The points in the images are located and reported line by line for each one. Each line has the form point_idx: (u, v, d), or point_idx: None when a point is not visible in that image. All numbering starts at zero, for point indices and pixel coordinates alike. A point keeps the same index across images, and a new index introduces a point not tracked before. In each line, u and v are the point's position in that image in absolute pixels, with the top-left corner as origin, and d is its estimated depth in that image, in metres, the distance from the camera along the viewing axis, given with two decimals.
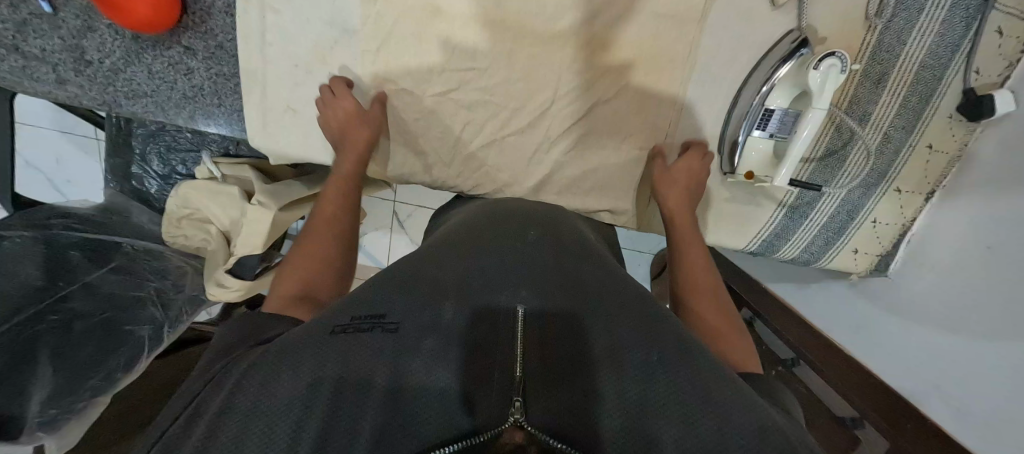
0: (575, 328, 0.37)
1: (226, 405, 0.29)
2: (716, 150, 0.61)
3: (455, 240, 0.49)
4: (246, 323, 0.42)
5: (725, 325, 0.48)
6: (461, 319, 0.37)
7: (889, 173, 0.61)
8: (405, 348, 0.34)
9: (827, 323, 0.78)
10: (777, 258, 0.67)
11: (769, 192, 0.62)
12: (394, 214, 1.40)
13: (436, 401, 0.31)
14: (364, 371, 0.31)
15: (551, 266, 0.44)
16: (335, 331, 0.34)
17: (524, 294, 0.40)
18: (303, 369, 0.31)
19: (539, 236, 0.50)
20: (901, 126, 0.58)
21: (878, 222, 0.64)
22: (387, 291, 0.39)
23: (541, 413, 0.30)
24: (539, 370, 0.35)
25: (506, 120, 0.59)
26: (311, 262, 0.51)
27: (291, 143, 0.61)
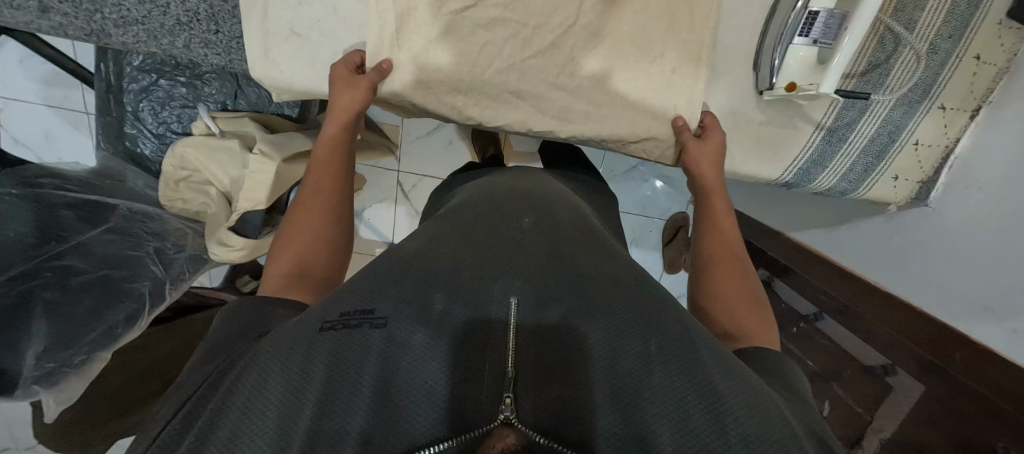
0: (578, 325, 0.33)
1: (221, 401, 0.26)
2: (751, 68, 0.57)
3: (450, 226, 0.46)
4: (229, 320, 0.36)
5: (738, 294, 0.45)
6: (453, 311, 0.33)
7: (935, 89, 0.57)
8: (393, 344, 0.30)
9: (865, 266, 0.75)
10: (812, 189, 0.64)
11: (806, 113, 0.59)
12: (398, 186, 1.34)
13: (422, 401, 0.27)
14: (348, 373, 0.28)
15: (553, 256, 0.41)
16: (322, 328, 0.30)
17: (520, 284, 0.36)
18: (291, 367, 0.28)
19: (535, 222, 0.46)
20: (949, 34, 0.54)
21: (920, 145, 0.60)
22: (376, 282, 0.35)
23: (536, 410, 0.27)
24: (535, 362, 0.31)
25: (526, 40, 0.55)
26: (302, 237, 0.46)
27: (295, 72, 0.57)
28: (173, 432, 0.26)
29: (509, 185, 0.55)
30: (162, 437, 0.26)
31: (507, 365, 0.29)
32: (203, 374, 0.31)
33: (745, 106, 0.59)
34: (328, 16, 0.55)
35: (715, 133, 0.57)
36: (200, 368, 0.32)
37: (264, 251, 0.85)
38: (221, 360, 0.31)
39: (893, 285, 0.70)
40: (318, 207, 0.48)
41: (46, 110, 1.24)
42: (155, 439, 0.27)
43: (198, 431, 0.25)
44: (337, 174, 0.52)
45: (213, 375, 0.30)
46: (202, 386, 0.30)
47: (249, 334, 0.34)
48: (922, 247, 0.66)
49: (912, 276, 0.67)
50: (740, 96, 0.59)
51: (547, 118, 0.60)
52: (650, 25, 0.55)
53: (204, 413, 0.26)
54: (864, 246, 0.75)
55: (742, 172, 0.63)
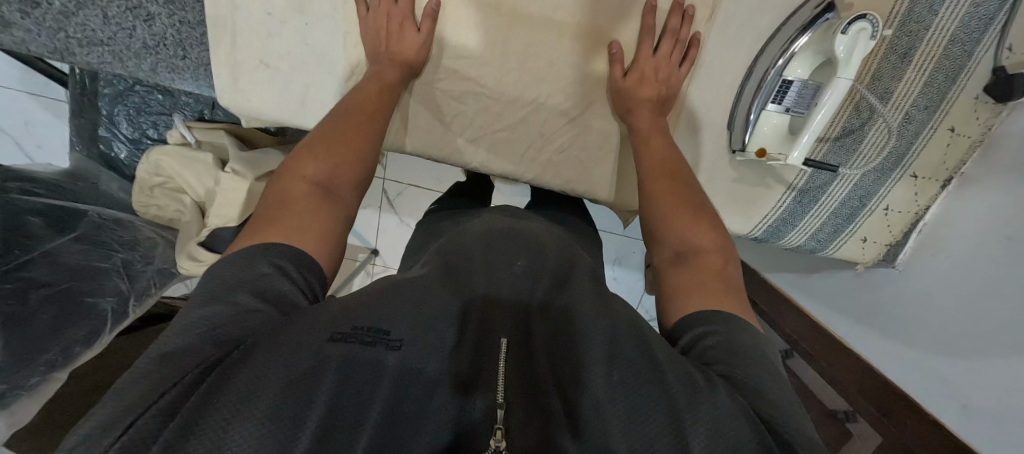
0: (602, 356, 0.30)
1: (212, 396, 0.24)
2: (726, 127, 0.57)
3: (443, 253, 0.44)
4: (254, 258, 0.34)
5: (686, 226, 0.42)
6: (453, 354, 0.31)
7: (907, 159, 0.57)
8: (407, 372, 0.29)
9: (841, 312, 0.74)
10: (782, 244, 0.64)
11: (779, 174, 0.58)
12: (383, 193, 1.34)
13: (429, 423, 0.27)
14: (359, 388, 0.27)
15: (530, 300, 0.37)
16: (333, 338, 0.28)
17: (506, 326, 0.33)
18: (296, 374, 0.26)
19: (525, 268, 0.41)
20: (924, 105, 0.54)
21: (889, 210, 0.60)
22: (384, 304, 0.33)
23: (525, 439, 0.26)
24: (528, 379, 0.30)
25: (501, 85, 0.55)
26: (327, 158, 0.42)
27: (265, 101, 0.56)
28: (156, 423, 0.24)
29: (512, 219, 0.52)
30: (144, 421, 0.24)
31: (497, 392, 0.28)
32: (186, 348, 0.28)
33: (718, 163, 0.59)
34: (299, 49, 0.54)
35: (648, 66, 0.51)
36: (177, 337, 0.29)
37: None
38: (225, 336, 0.28)
39: (874, 326, 0.68)
40: (350, 141, 0.44)
41: (28, 99, 1.22)
42: (127, 429, 0.24)
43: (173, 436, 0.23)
44: (378, 108, 0.48)
45: (217, 360, 0.27)
46: (191, 370, 0.26)
47: (260, 301, 0.31)
48: (889, 307, 0.66)
49: (880, 329, 0.67)
50: (715, 152, 0.58)
51: (521, 161, 0.59)
52: (649, 72, 0.51)
53: (190, 403, 0.24)
54: (837, 297, 0.75)
55: None
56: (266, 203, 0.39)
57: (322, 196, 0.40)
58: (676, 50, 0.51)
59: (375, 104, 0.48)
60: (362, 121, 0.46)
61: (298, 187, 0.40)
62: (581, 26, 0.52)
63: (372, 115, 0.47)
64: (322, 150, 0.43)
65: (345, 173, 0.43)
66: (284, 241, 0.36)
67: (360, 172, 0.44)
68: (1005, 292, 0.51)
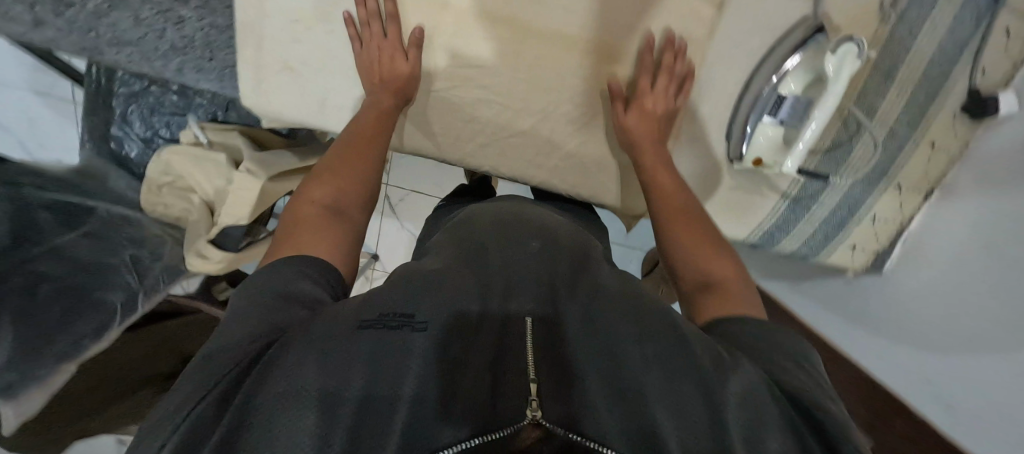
0: (608, 346, 0.33)
1: (262, 386, 0.27)
2: (722, 138, 0.60)
3: (457, 249, 0.46)
4: (278, 271, 0.37)
5: (709, 259, 0.43)
6: (482, 324, 0.34)
7: (893, 170, 0.60)
8: (437, 349, 0.31)
9: (851, 317, 0.75)
10: (777, 250, 0.67)
11: (773, 182, 0.62)
12: (386, 199, 1.37)
13: (462, 395, 0.28)
14: (391, 365, 0.29)
15: (540, 280, 0.40)
16: (361, 326, 0.31)
17: (532, 306, 0.36)
18: (336, 360, 0.28)
19: (540, 248, 0.45)
20: (906, 121, 0.58)
21: (876, 219, 0.64)
22: (408, 291, 0.36)
23: (560, 410, 0.27)
24: (553, 360, 0.32)
25: (513, 93, 0.58)
26: (335, 184, 0.46)
27: (286, 103, 0.58)
28: (209, 416, 0.26)
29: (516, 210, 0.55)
30: (199, 413, 0.26)
31: (529, 376, 0.29)
32: (225, 346, 0.30)
33: (716, 171, 0.62)
34: (321, 54, 0.56)
35: (647, 97, 0.54)
36: (216, 341, 0.31)
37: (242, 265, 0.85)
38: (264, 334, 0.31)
39: (868, 327, 0.73)
40: (355, 165, 0.49)
41: (33, 98, 1.23)
42: (183, 423, 0.26)
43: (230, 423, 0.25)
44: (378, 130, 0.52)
45: (257, 355, 0.29)
46: (233, 366, 0.28)
47: (284, 297, 0.34)
48: (884, 307, 0.69)
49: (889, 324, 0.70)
50: (713, 162, 0.61)
51: (531, 166, 0.62)
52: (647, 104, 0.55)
53: (239, 394, 0.27)
54: (831, 302, 0.78)
55: None
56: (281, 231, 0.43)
57: (333, 215, 0.44)
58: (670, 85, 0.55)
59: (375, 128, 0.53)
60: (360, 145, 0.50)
61: (310, 209, 0.43)
62: (590, 40, 0.55)
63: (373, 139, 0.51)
64: (327, 179, 0.47)
65: (352, 195, 0.47)
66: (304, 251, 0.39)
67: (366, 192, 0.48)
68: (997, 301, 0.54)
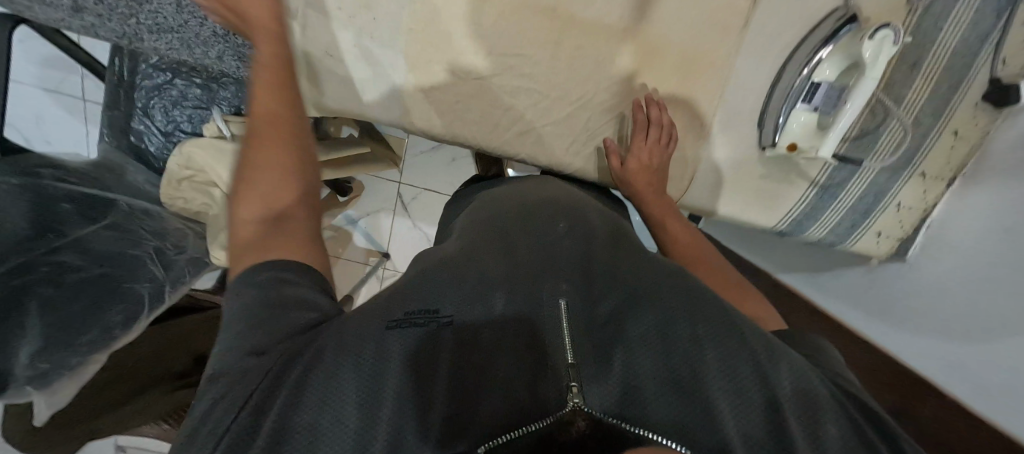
0: (634, 331, 0.34)
1: (300, 388, 0.29)
2: (754, 126, 0.61)
3: (490, 231, 0.46)
4: (243, 289, 0.36)
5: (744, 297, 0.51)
6: (511, 309, 0.35)
7: (918, 158, 0.62)
8: (461, 340, 0.33)
9: (863, 305, 0.80)
10: (804, 238, 0.68)
11: (803, 170, 0.64)
12: (398, 197, 1.38)
13: (495, 393, 0.30)
14: (423, 366, 0.31)
15: (575, 261, 0.41)
16: (390, 326, 0.33)
17: (566, 286, 0.37)
18: (371, 360, 0.31)
19: (568, 229, 0.46)
20: (931, 111, 0.60)
21: (901, 206, 0.65)
22: (439, 284, 0.37)
23: (602, 399, 0.29)
24: (590, 346, 0.33)
25: (551, 82, 0.59)
26: (257, 190, 0.42)
27: (325, 91, 0.58)
28: (248, 420, 0.28)
29: (540, 193, 0.56)
30: (242, 417, 0.28)
31: (566, 361, 0.31)
32: (250, 350, 0.32)
33: (748, 159, 0.63)
34: (361, 42, 0.56)
35: (640, 146, 0.58)
36: (235, 345, 0.33)
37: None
38: (281, 347, 0.32)
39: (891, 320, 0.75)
40: (269, 159, 0.43)
41: (42, 94, 1.21)
42: (233, 420, 0.28)
43: (273, 431, 0.27)
44: (286, 113, 0.46)
45: (283, 357, 0.31)
46: (266, 371, 0.30)
47: (283, 297, 0.35)
48: (904, 294, 0.71)
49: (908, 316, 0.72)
50: (745, 150, 0.63)
51: (566, 154, 0.63)
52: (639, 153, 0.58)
53: (276, 402, 0.28)
54: (850, 292, 0.81)
55: (740, 219, 0.66)
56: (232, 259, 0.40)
57: (273, 221, 0.41)
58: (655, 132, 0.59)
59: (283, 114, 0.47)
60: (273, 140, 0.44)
61: (248, 229, 0.40)
62: (628, 31, 0.57)
63: (280, 124, 0.45)
64: (246, 190, 0.42)
65: (280, 192, 0.42)
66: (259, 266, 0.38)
67: (298, 181, 0.44)
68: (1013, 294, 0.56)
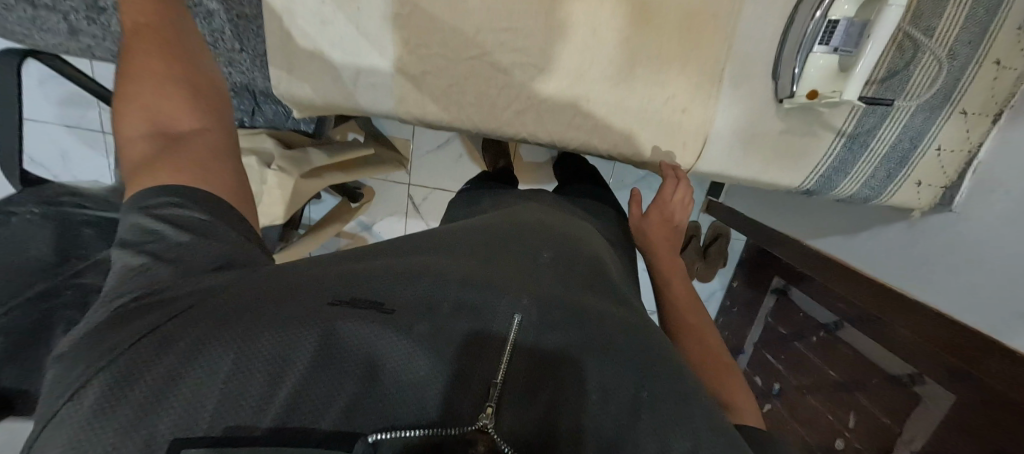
0: (576, 347, 0.33)
1: (192, 345, 0.26)
2: (768, 77, 0.57)
3: (489, 243, 0.47)
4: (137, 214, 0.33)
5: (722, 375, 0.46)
6: (456, 318, 0.33)
7: (956, 94, 0.57)
8: (394, 325, 0.30)
9: (881, 270, 0.74)
10: (835, 195, 0.64)
11: (826, 120, 0.59)
12: (409, 199, 1.38)
13: (411, 387, 0.29)
14: (345, 344, 0.29)
15: (556, 295, 0.38)
16: (332, 303, 0.31)
17: (527, 302, 0.35)
18: (285, 336, 0.28)
19: (551, 259, 0.46)
20: (967, 40, 0.54)
21: (941, 149, 0.60)
22: (399, 283, 0.35)
23: (516, 424, 0.29)
24: (529, 364, 0.32)
25: (547, 54, 0.56)
26: (142, 108, 0.38)
27: (319, 88, 0.58)
28: (145, 352, 0.25)
29: (513, 217, 0.57)
30: (122, 360, 0.25)
31: (495, 379, 0.30)
32: (145, 294, 0.29)
33: (767, 115, 0.58)
34: (350, 34, 0.55)
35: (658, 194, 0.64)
36: (127, 288, 0.29)
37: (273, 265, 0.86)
38: (178, 296, 0.29)
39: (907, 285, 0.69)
40: (145, 75, 0.39)
41: (64, 131, 1.26)
42: (109, 356, 0.25)
43: (151, 388, 0.25)
44: (168, 35, 0.42)
45: (184, 309, 0.28)
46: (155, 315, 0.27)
47: (197, 236, 0.32)
48: (949, 252, 0.64)
49: (919, 280, 0.67)
50: (761, 105, 0.58)
51: (569, 128, 0.60)
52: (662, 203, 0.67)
53: (166, 355, 0.26)
54: (885, 252, 0.74)
55: (762, 181, 0.62)
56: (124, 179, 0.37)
57: (164, 138, 0.37)
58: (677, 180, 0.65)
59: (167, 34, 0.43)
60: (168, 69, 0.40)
61: (136, 149, 0.37)
62: None
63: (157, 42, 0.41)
64: (127, 111, 0.38)
65: (166, 108, 0.38)
66: (148, 186, 0.34)
67: (204, 109, 0.40)
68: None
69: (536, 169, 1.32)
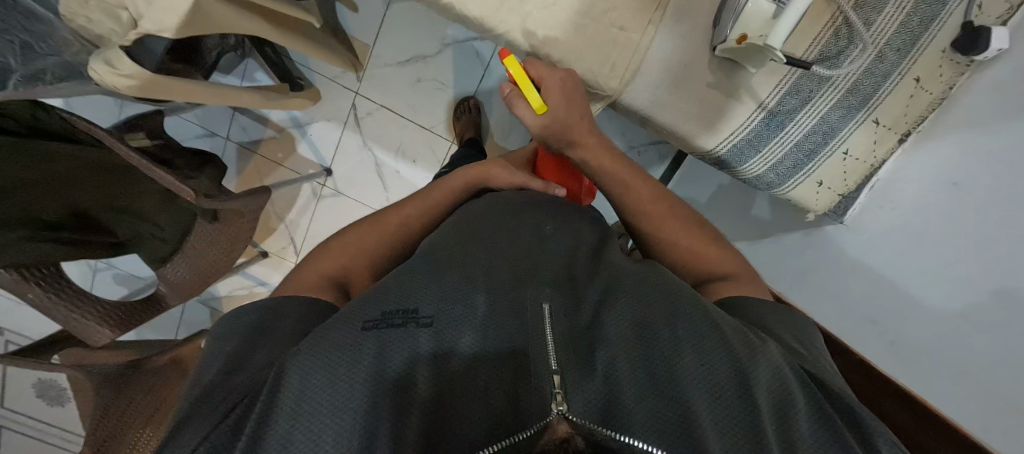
0: (613, 331, 0.35)
1: (273, 389, 0.29)
2: (714, 20, 0.54)
3: (499, 217, 0.50)
4: (281, 309, 0.40)
5: (711, 256, 0.49)
6: (495, 309, 0.36)
7: (874, 101, 0.58)
8: (441, 344, 0.33)
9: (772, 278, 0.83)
10: (741, 172, 0.64)
11: (752, 87, 0.58)
12: (352, 109, 1.27)
13: (474, 386, 0.31)
14: (403, 352, 0.32)
15: (560, 261, 0.44)
16: (366, 327, 0.33)
17: (549, 291, 0.38)
18: (337, 374, 0.30)
19: (557, 229, 0.49)
20: (897, 47, 0.55)
21: (848, 155, 0.61)
22: (421, 275, 0.39)
23: (584, 405, 0.28)
24: (570, 339, 0.34)
25: None
26: (350, 252, 0.50)
27: None
28: (235, 423, 0.28)
29: (534, 198, 0.55)
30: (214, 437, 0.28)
31: (551, 365, 0.30)
32: (231, 383, 0.32)
33: (698, 61, 0.57)
34: None
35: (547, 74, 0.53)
36: (223, 380, 0.32)
37: (175, 97, 0.72)
38: (263, 373, 0.32)
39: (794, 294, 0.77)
40: (372, 237, 0.52)
41: None
42: (205, 437, 0.28)
43: (253, 432, 0.27)
44: (410, 219, 0.56)
45: (251, 393, 0.31)
46: (237, 403, 0.30)
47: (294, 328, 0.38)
48: (828, 263, 0.71)
49: (814, 292, 0.73)
50: (695, 48, 0.56)
51: (500, 8, 0.54)
52: (552, 96, 0.52)
53: (254, 420, 0.28)
54: (782, 255, 0.81)
55: (675, 132, 0.61)
56: (285, 287, 0.45)
57: (337, 280, 0.47)
58: (567, 82, 0.53)
59: (421, 210, 0.57)
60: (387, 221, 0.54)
61: (315, 276, 0.46)
62: None
63: (402, 222, 0.55)
64: (336, 250, 0.50)
65: (361, 260, 0.50)
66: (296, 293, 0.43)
67: (372, 260, 0.51)
68: (1005, 249, 0.48)
69: (491, 119, 1.27)
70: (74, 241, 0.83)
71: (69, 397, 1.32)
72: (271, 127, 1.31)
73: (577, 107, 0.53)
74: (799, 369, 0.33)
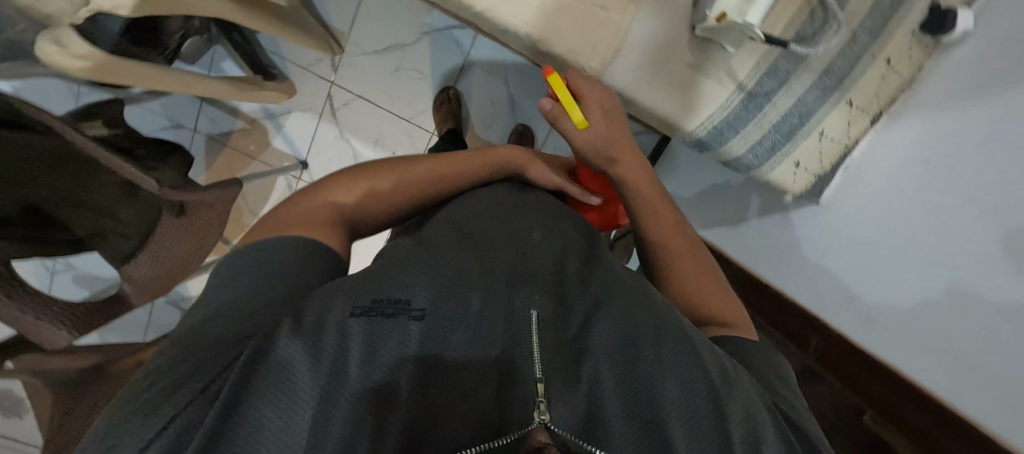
0: (598, 343, 0.34)
1: (249, 366, 0.26)
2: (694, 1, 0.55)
3: (482, 224, 0.47)
4: (287, 247, 0.37)
5: (702, 283, 0.48)
6: (486, 308, 0.35)
7: (847, 82, 0.59)
8: (429, 343, 0.31)
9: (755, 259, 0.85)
10: (721, 153, 0.64)
11: (732, 68, 0.58)
12: (328, 98, 1.23)
13: (460, 389, 0.29)
14: (389, 351, 0.30)
15: (550, 266, 0.43)
16: (355, 313, 0.31)
17: (538, 297, 0.36)
18: (320, 358, 0.28)
19: (543, 236, 0.47)
20: (869, 28, 0.56)
21: (823, 136, 0.62)
22: (410, 268, 0.36)
23: (564, 416, 0.28)
24: (556, 350, 0.33)
25: None
26: (358, 199, 0.48)
27: None
28: (211, 397, 0.26)
29: (521, 202, 0.53)
30: (182, 419, 0.24)
31: (535, 376, 0.30)
32: (187, 359, 0.28)
33: (678, 42, 0.57)
34: None
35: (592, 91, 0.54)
36: (172, 358, 0.28)
37: (129, 81, 0.66)
38: (240, 339, 0.29)
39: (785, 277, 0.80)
40: (390, 185, 0.50)
41: None
42: (173, 412, 0.25)
43: (218, 420, 0.24)
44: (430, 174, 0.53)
45: (229, 361, 0.27)
46: (213, 378, 0.26)
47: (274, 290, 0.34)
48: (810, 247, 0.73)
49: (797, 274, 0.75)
50: (674, 29, 0.56)
51: None
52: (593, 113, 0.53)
53: (224, 395, 0.25)
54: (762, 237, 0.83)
55: (657, 114, 0.61)
56: (295, 212, 0.43)
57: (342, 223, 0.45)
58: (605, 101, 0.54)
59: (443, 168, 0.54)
60: (409, 174, 0.51)
61: (324, 212, 0.44)
62: None
63: (421, 177, 0.52)
64: (348, 190, 0.48)
65: (368, 210, 0.48)
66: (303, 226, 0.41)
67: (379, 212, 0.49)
68: None
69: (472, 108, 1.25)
70: (26, 237, 0.78)
71: (26, 408, 1.24)
72: (241, 117, 1.26)
73: (615, 123, 0.55)
74: (770, 404, 0.32)
